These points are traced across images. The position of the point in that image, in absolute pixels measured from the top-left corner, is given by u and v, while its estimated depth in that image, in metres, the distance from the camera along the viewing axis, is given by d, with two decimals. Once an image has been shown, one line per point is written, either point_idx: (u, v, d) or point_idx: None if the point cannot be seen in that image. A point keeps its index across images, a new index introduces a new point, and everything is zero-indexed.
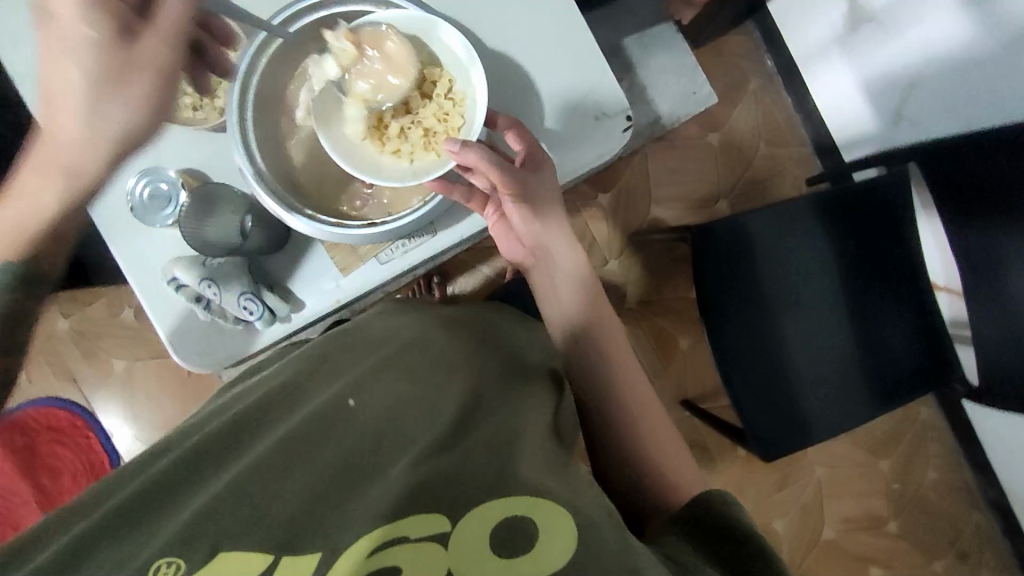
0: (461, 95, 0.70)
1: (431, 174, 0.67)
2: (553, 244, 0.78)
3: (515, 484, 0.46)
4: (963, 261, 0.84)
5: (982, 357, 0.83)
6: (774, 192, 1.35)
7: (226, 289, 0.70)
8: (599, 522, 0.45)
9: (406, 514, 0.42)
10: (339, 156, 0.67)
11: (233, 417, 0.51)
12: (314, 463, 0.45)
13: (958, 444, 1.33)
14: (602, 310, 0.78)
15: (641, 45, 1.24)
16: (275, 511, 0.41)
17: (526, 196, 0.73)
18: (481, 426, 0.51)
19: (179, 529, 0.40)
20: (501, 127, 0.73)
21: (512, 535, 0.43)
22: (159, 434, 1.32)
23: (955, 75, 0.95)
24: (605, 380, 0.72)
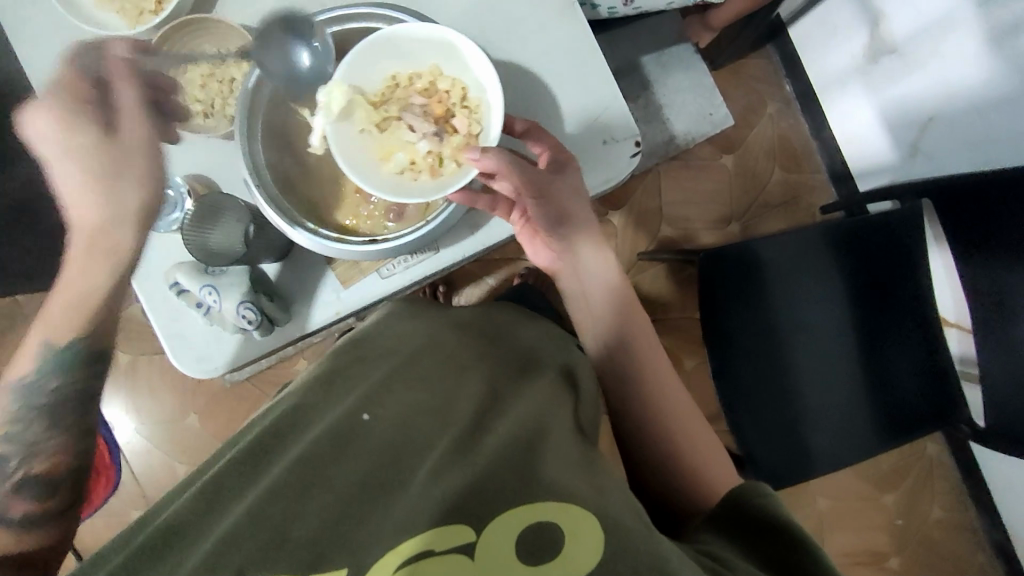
0: (477, 102, 0.71)
1: (455, 185, 0.67)
2: (580, 248, 0.79)
3: (541, 488, 0.46)
4: (973, 300, 0.83)
5: (989, 399, 0.82)
6: (787, 218, 1.34)
7: (224, 295, 0.70)
8: (630, 524, 0.45)
9: (430, 526, 0.42)
10: (357, 172, 0.68)
11: (249, 445, 0.52)
12: (331, 484, 0.46)
13: (964, 482, 1.32)
14: (634, 319, 0.77)
15: (659, 64, 1.25)
16: (296, 534, 0.43)
17: (548, 197, 0.72)
18: (496, 430, 0.52)
19: (204, 557, 0.41)
20: (519, 131, 0.74)
21: (540, 539, 0.43)
22: (161, 429, 1.33)
23: (973, 112, 0.95)
24: (631, 383, 0.73)
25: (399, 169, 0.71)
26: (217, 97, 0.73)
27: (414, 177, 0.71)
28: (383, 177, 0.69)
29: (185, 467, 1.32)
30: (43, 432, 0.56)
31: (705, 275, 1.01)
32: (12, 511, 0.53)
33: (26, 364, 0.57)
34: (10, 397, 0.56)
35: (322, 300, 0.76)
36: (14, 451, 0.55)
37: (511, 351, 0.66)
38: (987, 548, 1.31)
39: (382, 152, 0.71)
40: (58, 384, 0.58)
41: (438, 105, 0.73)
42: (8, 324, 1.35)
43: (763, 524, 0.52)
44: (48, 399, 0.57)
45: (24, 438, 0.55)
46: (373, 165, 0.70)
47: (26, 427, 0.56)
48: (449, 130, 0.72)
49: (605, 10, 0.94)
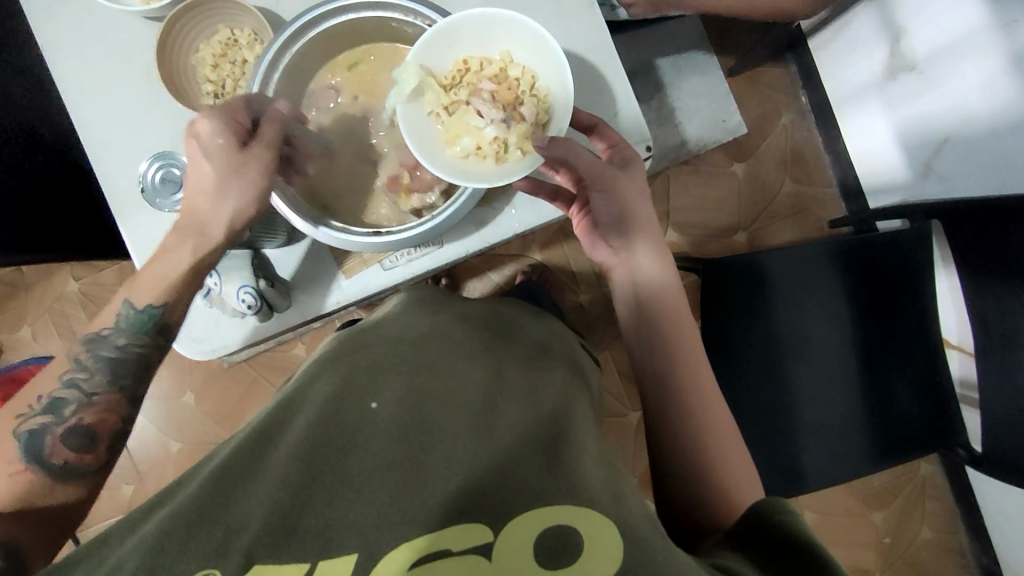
0: (545, 91, 0.70)
1: (516, 174, 0.65)
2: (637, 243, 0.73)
3: (561, 490, 0.45)
4: (977, 323, 0.82)
5: (988, 422, 0.82)
6: (796, 230, 1.33)
7: (227, 279, 0.70)
8: (647, 534, 0.43)
9: (448, 525, 0.42)
10: (422, 154, 0.66)
11: (258, 427, 0.51)
12: (340, 471, 0.46)
13: (955, 504, 1.32)
14: (676, 321, 0.72)
15: (676, 67, 1.27)
16: (306, 523, 0.43)
17: (610, 190, 0.70)
18: (507, 420, 0.51)
19: (217, 545, 0.41)
20: (585, 124, 0.73)
21: (558, 542, 0.42)
22: (156, 405, 1.33)
23: (990, 136, 0.94)
24: (668, 384, 0.69)
25: (462, 154, 0.69)
26: (229, 78, 0.73)
27: (478, 163, 0.68)
28: (446, 161, 0.68)
29: (178, 444, 1.32)
30: (101, 386, 0.60)
31: (707, 281, 1.01)
32: (55, 456, 0.56)
33: (111, 319, 0.63)
34: (84, 344, 0.62)
35: (321, 289, 0.76)
36: (74, 397, 0.59)
37: (521, 342, 0.67)
38: (975, 572, 1.31)
39: (445, 138, 0.70)
40: (126, 342, 0.62)
41: (507, 92, 0.70)
42: (9, 292, 1.35)
43: (787, 542, 0.48)
44: (115, 355, 0.62)
45: (85, 387, 0.60)
46: (437, 149, 0.69)
47: (89, 376, 0.60)
48: (516, 118, 0.69)
49: (624, 10, 0.94)
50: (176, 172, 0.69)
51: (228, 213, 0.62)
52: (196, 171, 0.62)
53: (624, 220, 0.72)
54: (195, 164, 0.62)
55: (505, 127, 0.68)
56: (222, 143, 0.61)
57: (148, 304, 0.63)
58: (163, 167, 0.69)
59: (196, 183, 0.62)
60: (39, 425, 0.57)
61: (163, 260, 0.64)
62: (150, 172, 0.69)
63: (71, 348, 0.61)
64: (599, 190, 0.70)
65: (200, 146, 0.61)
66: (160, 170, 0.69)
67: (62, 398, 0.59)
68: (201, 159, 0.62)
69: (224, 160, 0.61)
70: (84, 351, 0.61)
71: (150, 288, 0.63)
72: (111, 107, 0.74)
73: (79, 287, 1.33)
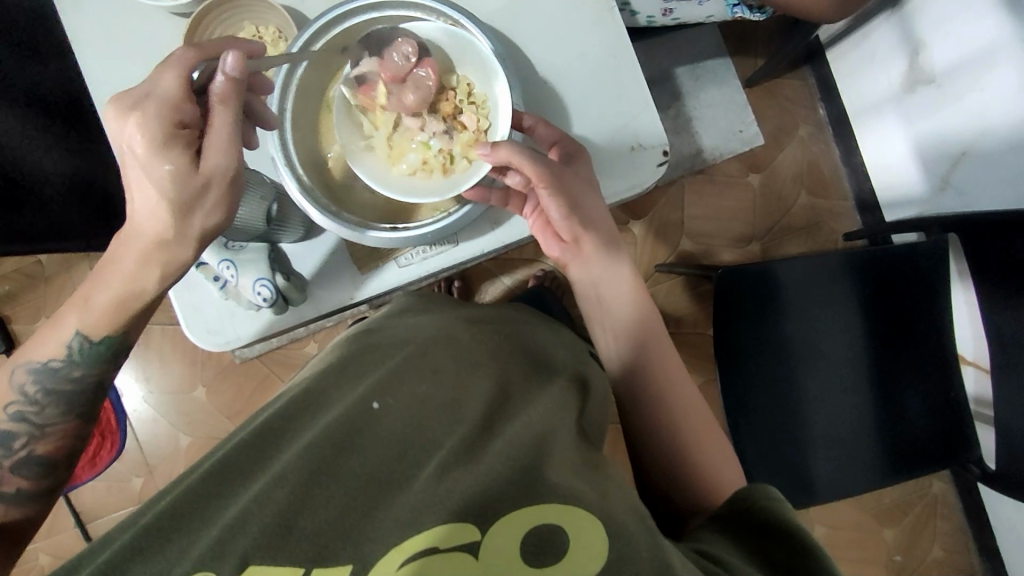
0: (483, 98, 0.72)
1: (466, 184, 0.69)
2: (594, 246, 0.75)
3: (545, 488, 0.45)
4: (993, 338, 0.82)
5: (1002, 440, 0.81)
6: (810, 243, 1.33)
7: (242, 271, 0.70)
8: (629, 524, 0.44)
9: (437, 525, 0.41)
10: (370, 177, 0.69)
11: (257, 428, 0.51)
12: (340, 472, 0.45)
13: (968, 523, 1.30)
14: (653, 329, 0.74)
15: (692, 76, 1.29)
16: (303, 524, 0.42)
17: (558, 187, 0.69)
18: (507, 428, 0.51)
19: (210, 545, 0.41)
20: (527, 126, 0.72)
21: (543, 542, 0.42)
22: (168, 399, 1.34)
23: (1007, 150, 0.93)
24: (649, 376, 0.71)
25: (410, 171, 0.71)
26: None
27: (426, 177, 0.71)
28: (394, 179, 0.70)
29: (188, 439, 1.33)
30: (53, 416, 0.58)
31: (721, 292, 0.99)
32: (6, 486, 0.56)
33: (59, 349, 0.58)
34: (28, 374, 0.58)
35: (335, 283, 0.76)
36: (23, 431, 0.57)
37: (526, 347, 0.67)
38: None
39: (387, 156, 0.72)
40: (81, 374, 0.59)
41: (445, 102, 0.72)
42: (29, 282, 1.37)
43: (769, 527, 0.48)
44: (67, 387, 0.59)
45: (34, 419, 0.58)
46: (384, 169, 0.71)
47: (39, 410, 0.58)
48: (457, 127, 0.72)
49: (644, 18, 0.93)
50: None
51: (196, 232, 0.55)
52: (144, 191, 0.52)
53: (579, 219, 0.73)
54: (141, 182, 0.52)
55: (447, 138, 0.72)
56: (166, 164, 0.50)
57: (108, 335, 0.59)
58: None
59: (148, 203, 0.53)
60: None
61: (114, 279, 0.57)
62: None
63: (11, 378, 0.57)
64: (546, 188, 0.68)
65: (144, 162, 0.50)
66: None
67: (10, 429, 0.57)
68: (147, 184, 0.52)
69: (174, 184, 0.51)
70: (28, 382, 0.58)
71: (113, 320, 0.58)
72: None
73: None
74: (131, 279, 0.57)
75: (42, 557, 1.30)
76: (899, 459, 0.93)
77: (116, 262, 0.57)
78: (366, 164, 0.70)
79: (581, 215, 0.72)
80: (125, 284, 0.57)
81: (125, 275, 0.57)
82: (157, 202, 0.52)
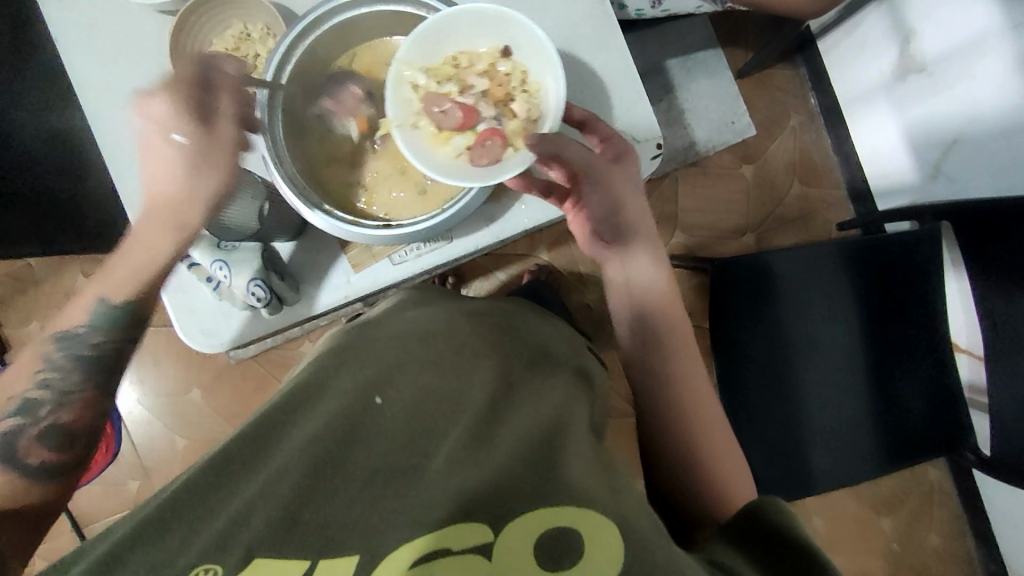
0: (536, 87, 0.72)
1: (510, 172, 0.65)
2: (629, 244, 0.74)
3: (560, 488, 0.44)
4: (988, 326, 0.82)
5: (998, 427, 0.81)
6: (803, 233, 1.33)
7: (235, 272, 0.69)
8: (645, 531, 0.44)
9: (450, 521, 0.41)
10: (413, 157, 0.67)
11: (258, 420, 0.50)
12: (344, 468, 0.45)
13: (964, 510, 1.31)
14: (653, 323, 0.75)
15: (684, 68, 1.29)
16: (307, 518, 0.42)
17: None
18: (512, 418, 0.51)
19: (214, 538, 0.40)
20: (576, 120, 0.72)
21: (557, 543, 0.42)
22: (164, 401, 1.34)
23: (998, 137, 0.94)
24: (662, 375, 0.71)
25: (455, 153, 0.70)
26: None
27: (471, 161, 0.69)
28: (438, 162, 0.68)
29: (185, 441, 1.33)
30: (76, 382, 0.58)
31: (716, 284, 1.00)
32: (31, 456, 0.55)
33: (80, 316, 0.60)
34: (54, 342, 0.59)
35: (329, 282, 0.76)
36: (49, 398, 0.57)
37: (526, 341, 0.66)
38: None
39: (433, 137, 0.70)
40: (102, 341, 0.60)
41: (498, 88, 0.72)
42: (20, 287, 1.35)
43: (780, 537, 0.49)
44: (89, 353, 0.59)
45: (59, 387, 0.58)
46: (428, 151, 0.69)
47: (62, 375, 0.58)
48: (508, 115, 0.72)
49: (633, 11, 0.93)
50: None
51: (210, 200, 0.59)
52: (162, 162, 0.58)
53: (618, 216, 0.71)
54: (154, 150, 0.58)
55: (498, 123, 0.71)
56: (179, 122, 0.56)
57: (127, 300, 0.60)
58: None
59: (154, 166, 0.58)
60: (10, 428, 0.55)
61: (133, 251, 0.61)
62: None
63: (40, 346, 0.58)
64: None
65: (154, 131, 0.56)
66: None
67: (35, 397, 0.57)
68: (157, 150, 0.57)
69: (196, 144, 0.57)
70: (55, 350, 0.58)
71: (127, 284, 0.60)
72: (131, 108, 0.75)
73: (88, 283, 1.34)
74: (150, 249, 0.60)
75: (39, 562, 1.29)
76: (898, 445, 0.93)
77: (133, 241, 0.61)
78: (413, 144, 0.68)
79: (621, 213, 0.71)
80: (143, 258, 0.61)
81: (144, 246, 0.60)
82: (174, 167, 0.58)
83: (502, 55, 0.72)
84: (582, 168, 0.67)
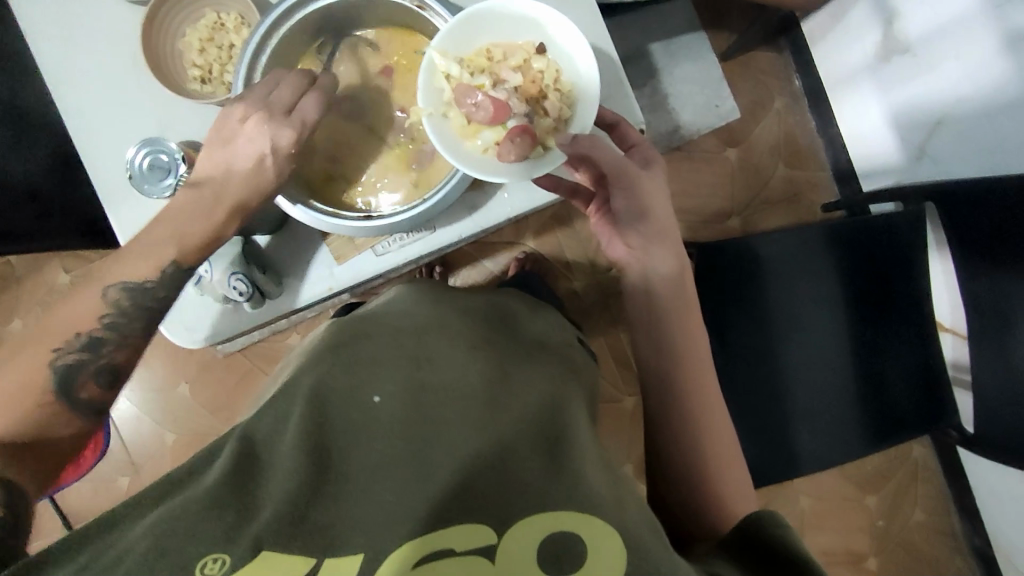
0: (569, 86, 0.71)
1: (538, 171, 0.67)
2: (653, 244, 0.72)
3: (563, 493, 0.43)
4: (972, 306, 0.83)
5: (980, 406, 0.82)
6: (789, 215, 1.33)
7: (216, 266, 0.70)
8: (647, 543, 0.43)
9: (460, 521, 0.41)
10: (442, 146, 0.67)
11: (258, 415, 0.50)
12: (348, 465, 0.44)
13: (948, 486, 1.33)
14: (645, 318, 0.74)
15: (668, 52, 1.28)
16: (315, 515, 0.42)
17: (631, 187, 0.70)
18: (511, 409, 0.50)
19: (223, 532, 0.40)
20: (607, 122, 0.74)
21: (559, 549, 0.41)
22: (152, 397, 1.33)
23: (982, 117, 0.94)
24: (664, 373, 0.70)
25: (483, 147, 0.70)
26: (216, 62, 0.73)
27: (499, 156, 0.68)
28: (467, 156, 0.68)
29: (173, 436, 1.32)
30: (135, 329, 0.58)
31: (702, 269, 0.99)
32: (82, 391, 0.55)
33: (153, 268, 0.59)
34: (121, 287, 0.57)
35: (313, 275, 0.76)
36: (108, 338, 0.57)
37: (516, 332, 0.66)
38: (967, 554, 1.32)
39: (462, 130, 0.70)
40: (164, 295, 0.60)
41: (530, 85, 0.70)
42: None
43: (773, 553, 0.49)
44: (152, 304, 0.59)
45: (121, 330, 0.57)
46: (457, 143, 0.69)
47: (127, 320, 0.57)
48: (538, 112, 0.71)
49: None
50: (164, 159, 0.68)
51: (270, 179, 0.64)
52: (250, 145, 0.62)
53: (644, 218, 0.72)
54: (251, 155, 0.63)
55: (527, 120, 0.69)
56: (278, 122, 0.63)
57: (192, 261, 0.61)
58: (151, 153, 0.68)
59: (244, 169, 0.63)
60: (72, 361, 0.54)
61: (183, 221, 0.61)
62: (137, 158, 0.68)
63: (106, 289, 0.57)
64: (618, 186, 0.70)
65: (260, 145, 0.62)
66: (147, 156, 0.68)
67: (98, 335, 0.56)
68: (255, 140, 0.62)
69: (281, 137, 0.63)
70: (121, 295, 0.57)
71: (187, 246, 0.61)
72: (106, 102, 0.74)
73: (70, 279, 1.32)
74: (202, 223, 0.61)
75: None
76: (890, 425, 0.95)
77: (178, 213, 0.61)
78: (444, 135, 0.68)
79: (650, 216, 0.71)
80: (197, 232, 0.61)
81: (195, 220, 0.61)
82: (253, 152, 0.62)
83: (537, 52, 0.71)
84: (610, 169, 0.68)
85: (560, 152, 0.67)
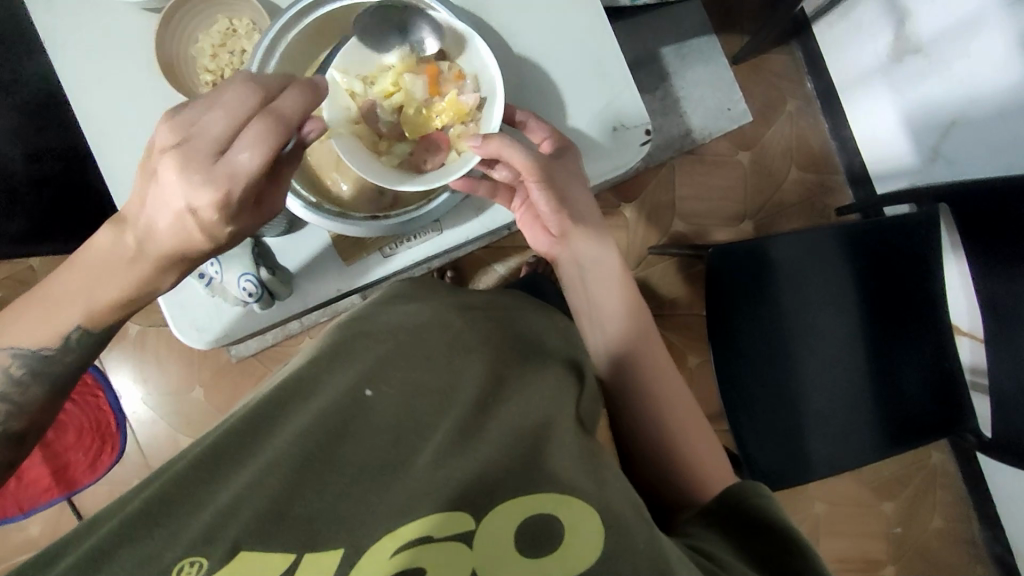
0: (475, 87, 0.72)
1: (454, 173, 0.66)
2: (584, 238, 0.77)
3: (543, 479, 0.45)
4: (986, 305, 0.81)
5: (997, 409, 0.81)
6: (801, 218, 1.32)
7: (227, 267, 0.71)
8: (626, 518, 0.44)
9: (434, 511, 0.41)
10: (355, 163, 0.66)
11: (247, 412, 0.49)
12: (335, 462, 0.44)
13: (968, 493, 1.30)
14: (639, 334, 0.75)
15: (679, 55, 1.26)
16: (296, 511, 0.41)
17: (547, 181, 0.70)
18: (501, 415, 0.50)
19: (203, 529, 0.39)
20: (517, 122, 0.73)
21: (538, 531, 0.43)
22: (167, 399, 1.34)
23: (998, 116, 0.92)
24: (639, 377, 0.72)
25: (398, 159, 0.72)
26: (227, 67, 0.75)
27: (416, 167, 0.72)
28: (381, 169, 0.68)
29: (188, 439, 1.34)
30: (34, 397, 0.57)
31: (711, 273, 0.97)
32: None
33: (54, 334, 0.57)
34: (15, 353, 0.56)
35: (322, 276, 0.76)
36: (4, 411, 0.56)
37: (516, 335, 0.65)
38: (987, 562, 1.30)
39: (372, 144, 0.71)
40: (73, 360, 0.59)
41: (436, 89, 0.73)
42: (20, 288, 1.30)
43: (760, 522, 0.51)
44: (56, 370, 0.58)
45: (18, 398, 0.56)
46: (370, 159, 0.68)
47: (24, 390, 0.57)
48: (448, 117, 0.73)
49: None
50: None
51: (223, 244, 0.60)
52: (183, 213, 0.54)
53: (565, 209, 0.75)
54: (177, 208, 0.53)
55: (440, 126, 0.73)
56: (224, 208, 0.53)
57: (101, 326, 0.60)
58: None
59: (176, 222, 0.55)
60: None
61: (116, 275, 0.58)
62: None
63: None
64: (536, 181, 0.70)
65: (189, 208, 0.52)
66: None
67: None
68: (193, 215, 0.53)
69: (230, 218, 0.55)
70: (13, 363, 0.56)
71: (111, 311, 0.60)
72: (122, 105, 0.75)
73: None
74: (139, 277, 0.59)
75: None
76: (899, 432, 0.93)
77: (116, 263, 0.58)
78: (351, 148, 0.67)
79: (569, 206, 0.75)
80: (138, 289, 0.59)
81: (133, 271, 0.58)
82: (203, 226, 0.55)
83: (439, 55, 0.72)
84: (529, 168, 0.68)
85: (473, 153, 0.67)
